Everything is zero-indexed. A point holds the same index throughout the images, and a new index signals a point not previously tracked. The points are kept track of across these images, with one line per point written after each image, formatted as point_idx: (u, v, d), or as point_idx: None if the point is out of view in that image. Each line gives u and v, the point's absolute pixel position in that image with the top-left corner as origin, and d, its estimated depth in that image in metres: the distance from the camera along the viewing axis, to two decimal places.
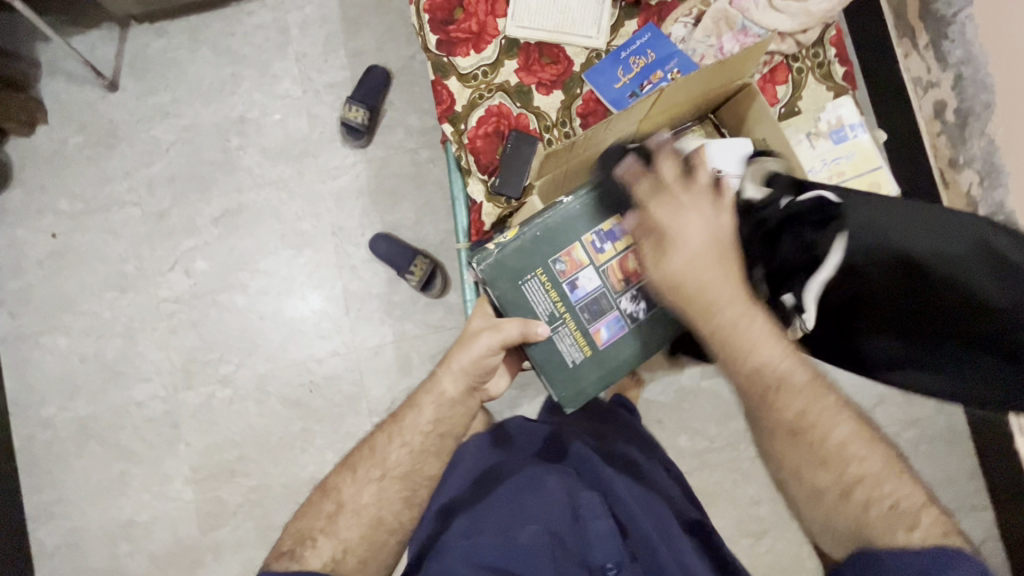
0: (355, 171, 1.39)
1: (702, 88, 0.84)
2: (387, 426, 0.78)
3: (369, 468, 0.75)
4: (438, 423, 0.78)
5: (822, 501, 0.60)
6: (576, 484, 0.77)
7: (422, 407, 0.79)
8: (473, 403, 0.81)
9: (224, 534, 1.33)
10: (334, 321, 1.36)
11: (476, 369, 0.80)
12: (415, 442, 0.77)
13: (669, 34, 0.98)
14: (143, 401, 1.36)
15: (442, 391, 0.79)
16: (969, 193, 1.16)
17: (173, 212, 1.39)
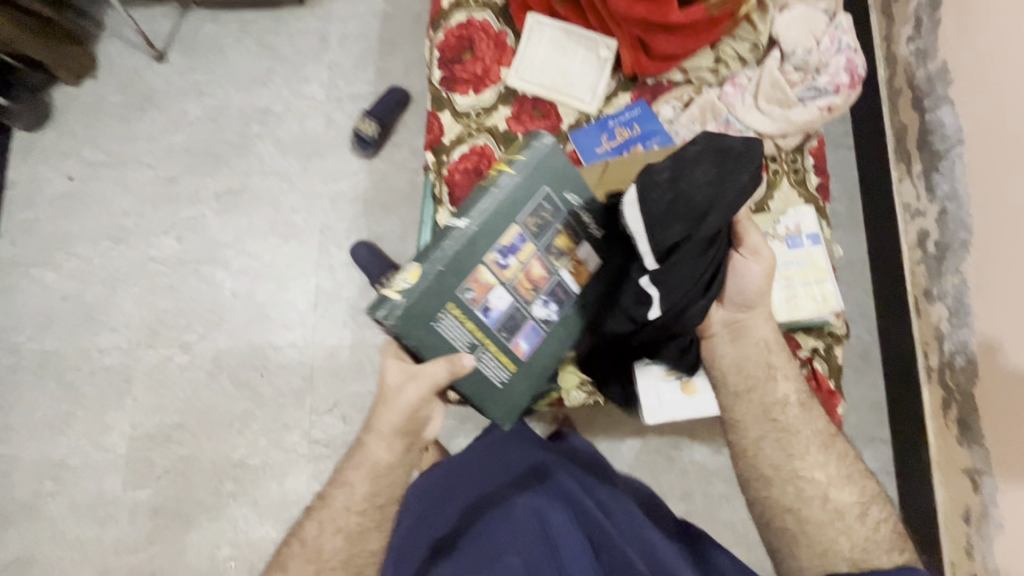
0: (356, 178, 1.46)
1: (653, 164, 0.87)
2: (314, 512, 0.75)
3: (301, 564, 0.72)
4: (375, 495, 0.75)
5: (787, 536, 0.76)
6: (546, 502, 0.77)
7: (354, 486, 0.75)
8: (412, 457, 0.78)
9: (144, 496, 1.35)
10: (301, 314, 1.40)
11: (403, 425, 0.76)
12: (350, 523, 0.73)
13: (657, 113, 1.01)
14: (106, 349, 1.41)
15: (376, 459, 0.75)
16: (937, 325, 1.15)
17: (182, 181, 1.48)
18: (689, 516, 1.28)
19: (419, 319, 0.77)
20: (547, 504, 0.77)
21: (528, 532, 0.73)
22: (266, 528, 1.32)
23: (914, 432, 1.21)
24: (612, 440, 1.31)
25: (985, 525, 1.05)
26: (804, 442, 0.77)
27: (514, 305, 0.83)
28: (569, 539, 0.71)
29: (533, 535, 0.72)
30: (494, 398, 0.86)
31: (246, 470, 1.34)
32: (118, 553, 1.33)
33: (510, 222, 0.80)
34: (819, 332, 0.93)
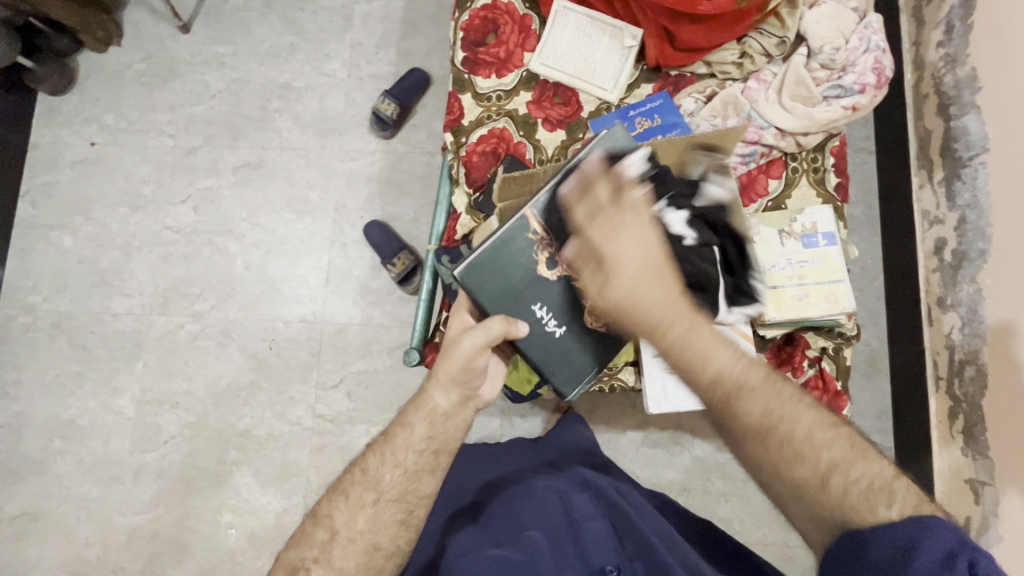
0: (372, 158, 1.46)
1: (678, 156, 0.89)
2: (377, 447, 0.73)
3: (360, 492, 0.70)
4: (431, 438, 0.72)
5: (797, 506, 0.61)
6: (569, 484, 0.77)
7: (413, 426, 0.72)
8: (466, 413, 0.75)
9: (150, 460, 1.37)
10: (311, 289, 1.42)
11: (463, 376, 0.73)
12: (408, 462, 0.71)
13: (679, 105, 1.01)
14: (118, 314, 1.43)
15: (432, 405, 0.72)
16: (949, 335, 1.14)
17: (200, 152, 1.49)
18: (686, 511, 1.29)
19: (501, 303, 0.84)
20: (570, 488, 0.76)
21: (546, 513, 0.72)
22: (267, 498, 1.34)
23: (918, 441, 1.21)
24: (613, 432, 1.31)
25: (984, 536, 1.05)
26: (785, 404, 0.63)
27: None
28: (591, 523, 0.70)
29: (554, 515, 0.72)
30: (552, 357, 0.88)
31: (250, 440, 1.36)
32: (122, 514, 1.35)
33: None
34: (828, 332, 0.93)
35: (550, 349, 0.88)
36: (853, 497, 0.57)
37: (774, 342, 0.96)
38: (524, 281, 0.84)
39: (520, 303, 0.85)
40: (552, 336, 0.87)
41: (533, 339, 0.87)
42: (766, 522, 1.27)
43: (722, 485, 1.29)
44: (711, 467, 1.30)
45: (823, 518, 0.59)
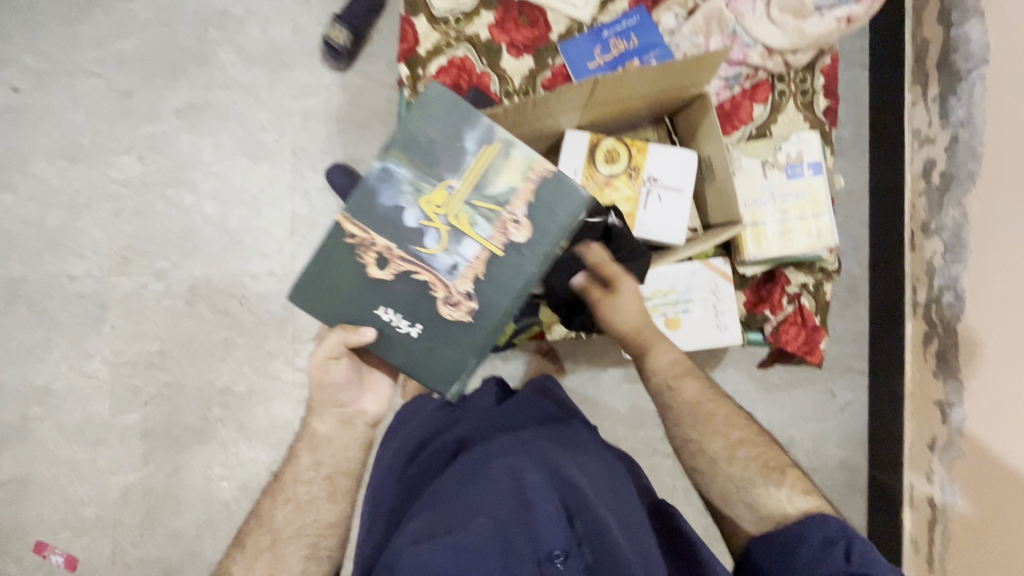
0: (328, 94, 1.34)
1: (652, 87, 0.81)
2: (272, 490, 0.81)
3: (258, 539, 0.78)
4: (319, 464, 0.81)
5: (722, 496, 0.80)
6: (524, 462, 0.73)
7: (299, 460, 0.81)
8: (350, 432, 0.83)
9: (133, 420, 1.36)
10: (276, 241, 1.35)
11: (331, 401, 0.81)
12: (300, 496, 0.80)
13: (657, 23, 0.91)
14: (76, 276, 1.36)
15: (314, 433, 0.82)
16: (930, 261, 1.13)
17: (137, 94, 1.36)
18: (666, 441, 1.33)
19: (340, 316, 0.72)
20: (526, 466, 0.73)
21: (500, 496, 0.69)
22: (256, 450, 1.35)
23: (891, 365, 1.23)
24: (594, 370, 1.32)
25: (948, 453, 1.10)
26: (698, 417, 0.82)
27: (451, 260, 0.69)
28: (546, 504, 0.68)
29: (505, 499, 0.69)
30: (420, 360, 0.73)
31: (231, 396, 1.35)
32: (113, 473, 1.37)
33: (412, 203, 0.68)
34: (809, 267, 0.91)
35: (414, 352, 0.73)
36: (744, 502, 0.78)
37: (754, 280, 0.93)
38: (351, 287, 0.71)
39: (359, 312, 0.72)
40: (408, 338, 0.72)
41: (389, 346, 0.73)
42: None
43: None
44: None
45: (743, 508, 0.78)
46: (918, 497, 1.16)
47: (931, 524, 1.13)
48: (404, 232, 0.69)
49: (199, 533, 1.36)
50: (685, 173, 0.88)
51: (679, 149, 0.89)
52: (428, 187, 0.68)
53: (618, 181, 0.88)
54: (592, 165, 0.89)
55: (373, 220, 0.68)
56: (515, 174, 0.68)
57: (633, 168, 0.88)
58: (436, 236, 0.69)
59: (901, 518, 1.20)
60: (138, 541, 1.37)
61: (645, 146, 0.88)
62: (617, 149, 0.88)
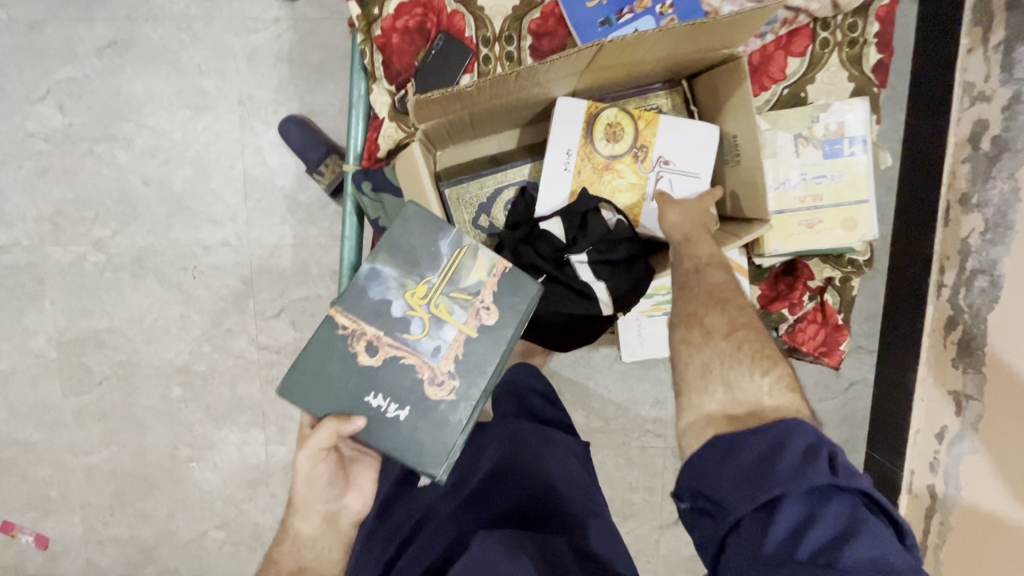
0: (277, 29, 1.13)
1: (671, 48, 0.65)
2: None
3: None
4: (302, 569, 0.68)
5: (699, 387, 0.62)
6: (479, 575, 0.65)
7: (280, 564, 0.68)
8: (335, 530, 0.69)
9: (88, 401, 1.27)
10: (228, 206, 1.19)
11: (314, 497, 0.67)
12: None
13: None
14: (4, 246, 1.21)
15: (295, 533, 0.68)
16: (965, 239, 1.00)
17: (47, 27, 1.13)
18: (658, 422, 1.26)
19: (324, 400, 0.62)
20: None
21: None
22: (224, 432, 1.27)
23: (904, 348, 1.14)
24: (584, 350, 1.22)
25: (957, 446, 1.03)
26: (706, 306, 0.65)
27: (434, 346, 0.63)
28: None
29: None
30: (406, 440, 0.63)
31: (193, 376, 1.25)
32: (74, 455, 1.29)
33: (396, 295, 0.63)
34: (837, 259, 0.78)
35: (401, 436, 0.63)
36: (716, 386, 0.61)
37: (771, 272, 0.81)
38: (338, 372, 0.62)
39: (343, 396, 0.62)
40: (399, 421, 0.62)
41: (373, 434, 0.62)
42: None
43: None
44: None
45: (719, 403, 0.61)
46: (917, 486, 1.11)
47: (928, 514, 1.09)
48: (380, 323, 0.63)
49: (171, 514, 1.31)
50: (701, 154, 0.75)
51: (698, 123, 0.75)
52: (403, 280, 0.63)
53: (621, 163, 0.76)
54: (590, 142, 0.76)
55: (360, 312, 0.62)
56: (487, 263, 0.64)
57: (640, 146, 0.76)
58: (420, 324, 0.63)
59: (898, 504, 1.16)
60: (109, 521, 1.32)
61: (654, 118, 0.75)
62: (620, 122, 0.75)
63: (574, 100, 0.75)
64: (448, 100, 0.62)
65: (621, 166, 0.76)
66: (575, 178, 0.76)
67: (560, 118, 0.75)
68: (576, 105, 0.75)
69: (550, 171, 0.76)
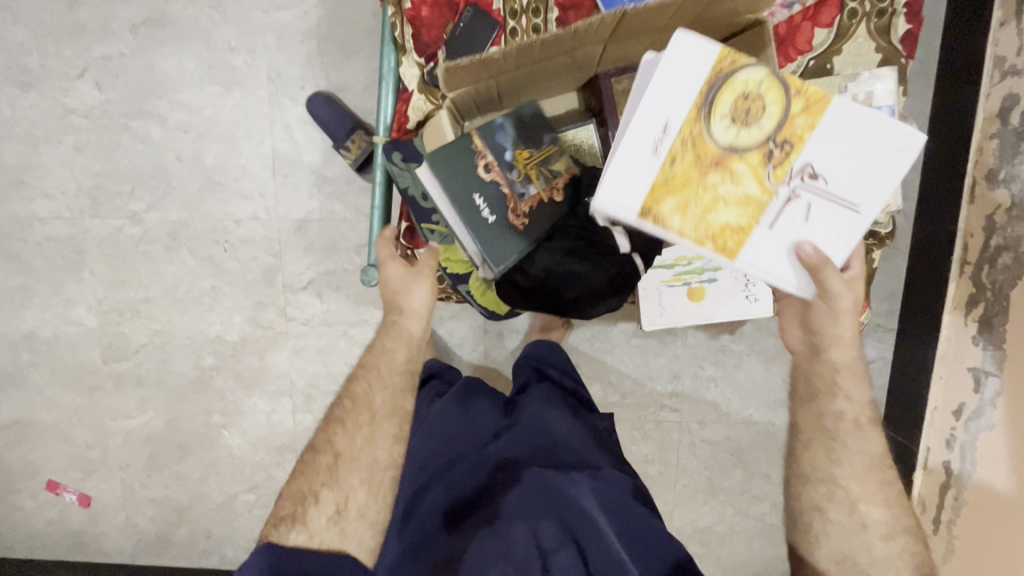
0: (304, 6, 1.15)
1: (692, 14, 0.65)
2: (359, 376, 0.79)
3: (357, 417, 0.76)
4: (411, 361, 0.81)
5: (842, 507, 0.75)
6: (536, 510, 0.72)
7: (393, 351, 0.80)
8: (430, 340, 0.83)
9: (126, 368, 1.33)
10: (258, 181, 1.22)
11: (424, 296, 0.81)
12: (394, 383, 0.79)
13: None
14: (46, 219, 1.26)
15: (407, 332, 0.81)
16: (990, 216, 1.00)
17: (84, 5, 1.17)
18: (674, 397, 1.28)
19: (448, 174, 0.73)
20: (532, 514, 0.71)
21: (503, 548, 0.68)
22: (254, 400, 1.33)
23: (925, 325, 1.15)
24: (602, 325, 1.24)
25: (974, 422, 1.03)
26: (850, 452, 0.76)
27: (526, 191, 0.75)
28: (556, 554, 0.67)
29: (525, 550, 0.68)
30: (485, 240, 0.74)
31: (224, 346, 1.30)
32: (114, 419, 1.36)
33: (511, 148, 0.76)
34: (859, 231, 0.81)
35: (485, 237, 0.74)
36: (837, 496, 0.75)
37: None
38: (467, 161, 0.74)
39: (457, 184, 0.73)
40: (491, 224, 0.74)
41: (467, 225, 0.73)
42: (754, 404, 1.27)
43: (713, 371, 1.26)
44: (704, 356, 1.26)
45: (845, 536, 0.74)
46: (933, 462, 1.13)
47: (944, 489, 1.10)
48: (496, 154, 0.75)
49: (204, 477, 1.38)
50: (866, 179, 0.61)
51: (893, 129, 0.59)
52: (519, 141, 0.76)
53: (746, 155, 0.61)
54: (702, 119, 0.60)
55: (488, 139, 0.75)
56: (569, 163, 0.78)
57: (782, 142, 0.61)
58: (518, 171, 0.76)
59: (913, 480, 1.18)
60: (146, 482, 1.39)
61: (822, 108, 0.60)
62: (772, 101, 0.60)
63: (711, 46, 0.58)
64: (477, 67, 0.64)
65: None
66: (669, 170, 0.61)
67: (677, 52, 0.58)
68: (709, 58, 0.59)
69: (633, 152, 0.60)
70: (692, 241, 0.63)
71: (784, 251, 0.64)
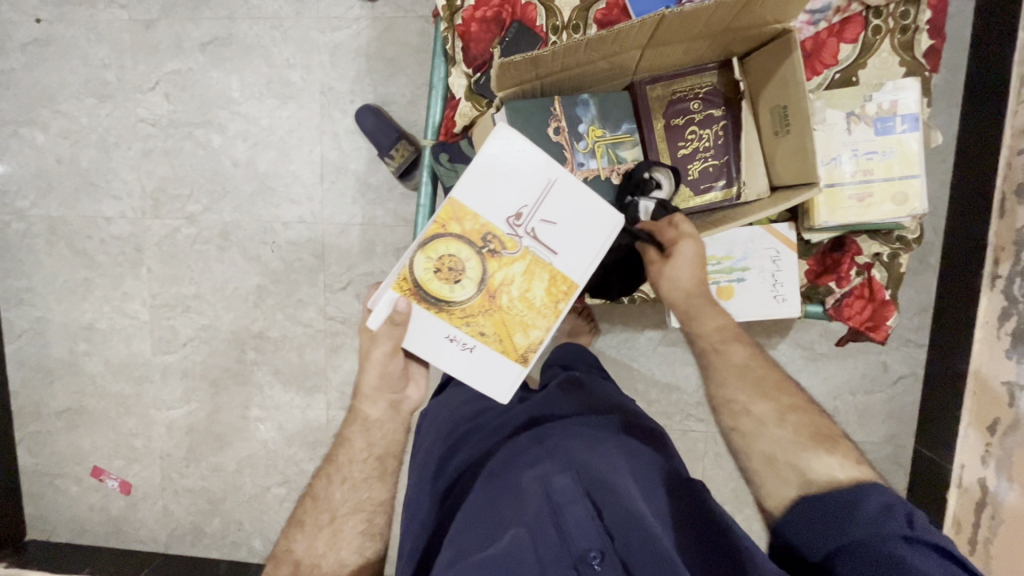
0: (357, 27, 1.25)
1: (725, 22, 0.69)
2: (321, 474, 0.78)
3: (318, 515, 0.75)
4: (372, 445, 0.78)
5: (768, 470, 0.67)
6: (550, 466, 0.71)
7: (353, 441, 0.78)
8: (397, 419, 0.80)
9: (173, 360, 1.40)
10: (306, 187, 1.31)
11: (385, 383, 0.77)
12: (356, 473, 0.77)
13: None
14: (112, 218, 1.37)
15: (365, 419, 0.78)
16: (1021, 229, 1.00)
17: (160, 25, 1.29)
18: (701, 406, 1.29)
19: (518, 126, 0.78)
20: (553, 469, 0.70)
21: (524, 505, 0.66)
22: (291, 395, 1.38)
23: (955, 340, 1.14)
24: (630, 332, 1.27)
25: (1009, 438, 1.02)
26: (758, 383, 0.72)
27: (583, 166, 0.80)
28: (573, 507, 0.64)
29: (532, 504, 0.66)
30: None
31: (266, 341, 1.37)
32: (158, 409, 1.43)
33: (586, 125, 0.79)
34: (886, 235, 0.81)
35: None
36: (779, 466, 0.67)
37: (820, 247, 0.86)
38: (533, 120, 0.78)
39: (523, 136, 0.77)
40: None
41: None
42: None
43: None
44: None
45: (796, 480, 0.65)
46: (968, 480, 1.11)
47: (979, 507, 1.07)
48: (570, 125, 0.79)
49: (239, 469, 1.43)
50: (514, 186, 0.71)
51: (486, 148, 0.70)
52: (596, 120, 0.80)
53: (488, 266, 0.73)
54: (452, 303, 0.72)
55: (568, 107, 0.79)
56: (638, 155, 0.81)
57: (487, 237, 0.72)
58: (585, 145, 0.80)
59: (947, 499, 1.15)
60: (184, 472, 1.45)
61: (454, 209, 0.71)
62: (442, 246, 0.72)
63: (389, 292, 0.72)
64: (526, 64, 0.70)
65: (684, 146, 0.81)
66: (490, 339, 0.74)
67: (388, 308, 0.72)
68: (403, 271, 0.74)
69: (459, 364, 0.74)
70: (555, 321, 0.75)
71: (582, 233, 0.73)
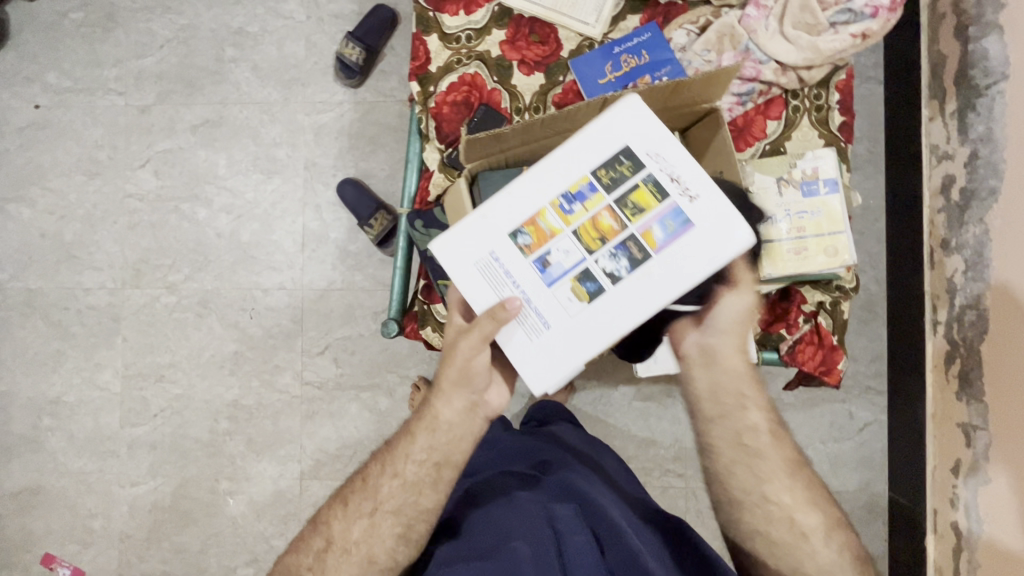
0: (340, 110, 1.36)
1: (661, 102, 0.80)
2: (379, 458, 0.75)
3: (359, 503, 0.72)
4: (432, 449, 0.73)
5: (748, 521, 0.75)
6: (550, 494, 0.73)
7: (414, 438, 0.74)
8: (473, 420, 0.74)
9: (142, 432, 1.37)
10: (287, 255, 1.36)
11: (462, 380, 0.73)
12: (408, 473, 0.72)
13: (685, 63, 0.92)
14: (90, 289, 1.38)
15: (436, 416, 0.74)
16: (951, 278, 1.10)
17: (155, 110, 1.39)
18: (678, 461, 1.29)
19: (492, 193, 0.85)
20: (553, 497, 0.72)
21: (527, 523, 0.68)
22: (263, 465, 1.35)
23: (911, 385, 1.20)
24: (604, 388, 1.29)
25: (973, 478, 1.05)
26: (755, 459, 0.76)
27: None
28: (574, 534, 0.66)
29: (534, 526, 0.68)
30: None
31: (240, 410, 1.35)
32: (121, 485, 1.37)
33: None
34: (826, 285, 0.90)
35: None
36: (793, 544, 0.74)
37: (769, 298, 0.93)
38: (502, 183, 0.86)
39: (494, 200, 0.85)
40: None
41: None
42: None
43: None
44: None
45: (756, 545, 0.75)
46: (942, 525, 1.12)
47: (957, 552, 1.08)
48: None
49: (204, 550, 1.35)
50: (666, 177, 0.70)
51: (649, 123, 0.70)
52: None
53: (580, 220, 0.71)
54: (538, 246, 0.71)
55: None
56: None
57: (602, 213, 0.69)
58: None
59: (925, 546, 1.15)
60: (143, 555, 1.36)
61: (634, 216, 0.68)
62: (590, 235, 0.69)
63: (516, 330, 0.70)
64: (491, 139, 0.79)
65: None
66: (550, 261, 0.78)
67: (449, 260, 0.71)
68: (539, 352, 0.69)
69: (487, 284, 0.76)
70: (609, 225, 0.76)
71: (613, 133, 0.71)
